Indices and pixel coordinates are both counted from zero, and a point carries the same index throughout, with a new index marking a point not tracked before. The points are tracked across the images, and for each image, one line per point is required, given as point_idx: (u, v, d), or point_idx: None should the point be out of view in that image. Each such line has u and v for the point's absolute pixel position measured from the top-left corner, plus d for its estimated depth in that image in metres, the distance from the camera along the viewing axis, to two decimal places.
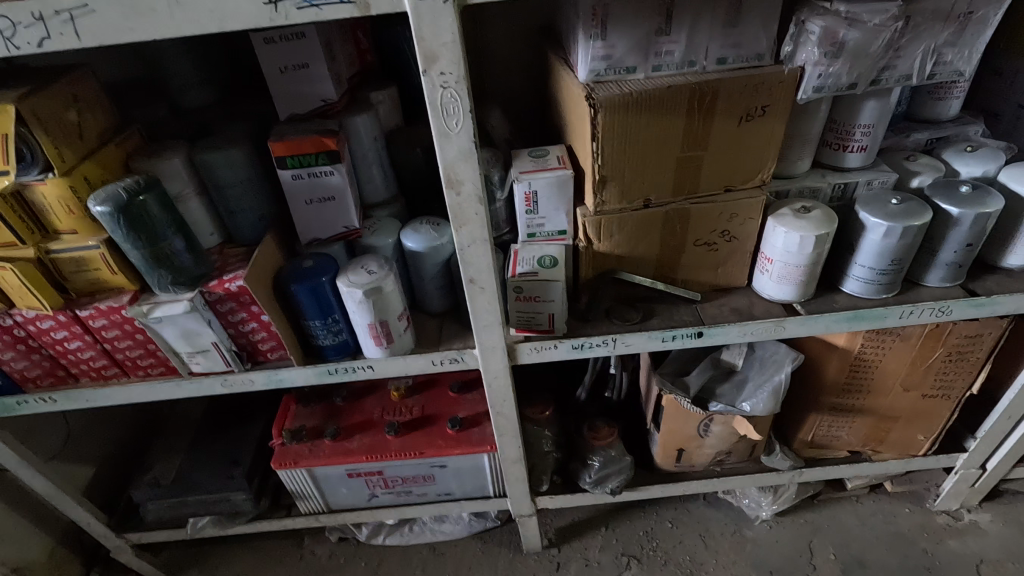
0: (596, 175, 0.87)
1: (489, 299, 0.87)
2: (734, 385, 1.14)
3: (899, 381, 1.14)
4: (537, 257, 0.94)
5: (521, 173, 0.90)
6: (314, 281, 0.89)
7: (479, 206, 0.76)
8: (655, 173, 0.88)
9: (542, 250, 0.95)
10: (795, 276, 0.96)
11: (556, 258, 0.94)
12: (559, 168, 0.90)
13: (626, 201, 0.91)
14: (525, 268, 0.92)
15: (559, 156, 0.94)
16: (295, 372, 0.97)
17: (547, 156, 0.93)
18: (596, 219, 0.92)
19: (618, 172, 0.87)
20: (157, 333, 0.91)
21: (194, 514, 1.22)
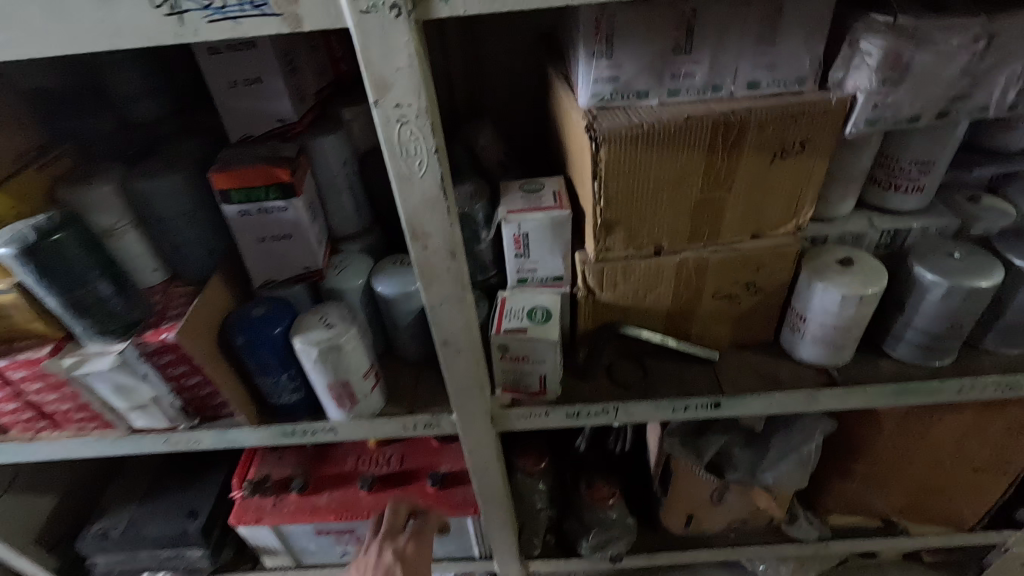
0: (597, 218, 0.73)
1: (468, 364, 0.73)
2: (755, 451, 0.99)
3: (947, 452, 0.99)
4: (527, 310, 0.80)
5: (508, 213, 0.76)
6: (264, 334, 0.77)
7: (451, 261, 0.63)
8: (668, 216, 0.74)
9: (533, 301, 0.81)
10: (832, 339, 0.81)
11: (550, 310, 0.80)
12: (554, 208, 0.76)
13: (633, 247, 0.77)
14: (514, 323, 0.78)
15: (554, 191, 0.79)
16: (246, 433, 0.84)
17: (542, 191, 0.79)
18: (597, 267, 0.78)
19: (624, 215, 0.73)
20: (88, 387, 0.79)
21: (147, 568, 1.10)
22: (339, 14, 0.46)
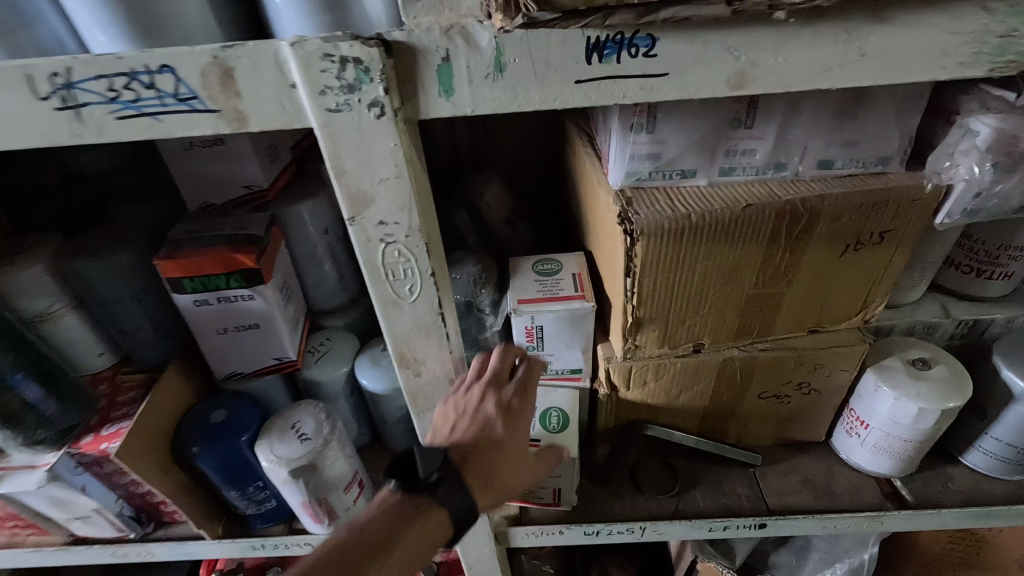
0: (626, 318, 0.60)
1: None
2: (793, 553, 0.88)
3: (1013, 559, 0.87)
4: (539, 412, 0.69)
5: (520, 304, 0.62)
6: (226, 445, 0.64)
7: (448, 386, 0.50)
8: (711, 313, 0.61)
9: (547, 400, 0.69)
10: (898, 451, 0.69)
11: (566, 414, 0.69)
12: (576, 299, 0.62)
13: (668, 346, 0.64)
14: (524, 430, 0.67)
15: (573, 276, 0.66)
16: (208, 547, 0.72)
17: (558, 276, 0.66)
18: (623, 367, 0.66)
19: (659, 313, 0.60)
20: (16, 499, 0.66)
21: None
22: (299, 111, 0.33)
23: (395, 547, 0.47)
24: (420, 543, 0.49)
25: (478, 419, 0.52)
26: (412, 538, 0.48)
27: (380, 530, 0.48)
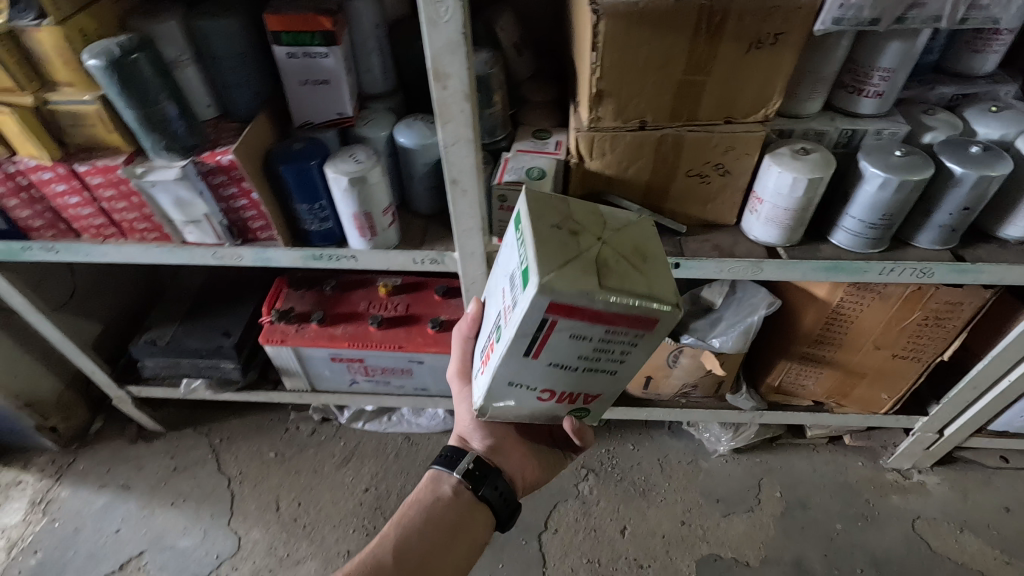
0: (642, 250, 0.60)
1: (608, 380, 0.68)
2: (708, 321, 1.15)
3: (873, 339, 1.15)
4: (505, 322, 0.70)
5: (620, 296, 0.55)
6: (302, 164, 0.91)
7: (533, 391, 0.70)
8: (595, 229, 0.60)
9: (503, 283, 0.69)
10: (781, 220, 0.95)
11: (528, 264, 0.56)
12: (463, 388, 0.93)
13: (595, 264, 0.57)
14: (491, 338, 0.70)
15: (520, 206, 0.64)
16: (282, 252, 1.01)
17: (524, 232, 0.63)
18: (620, 286, 0.56)
19: (562, 221, 0.60)
20: (152, 197, 0.95)
21: (187, 375, 1.31)
22: None
23: (430, 517, 0.84)
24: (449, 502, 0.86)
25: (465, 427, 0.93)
26: (438, 505, 0.86)
27: (419, 509, 0.85)
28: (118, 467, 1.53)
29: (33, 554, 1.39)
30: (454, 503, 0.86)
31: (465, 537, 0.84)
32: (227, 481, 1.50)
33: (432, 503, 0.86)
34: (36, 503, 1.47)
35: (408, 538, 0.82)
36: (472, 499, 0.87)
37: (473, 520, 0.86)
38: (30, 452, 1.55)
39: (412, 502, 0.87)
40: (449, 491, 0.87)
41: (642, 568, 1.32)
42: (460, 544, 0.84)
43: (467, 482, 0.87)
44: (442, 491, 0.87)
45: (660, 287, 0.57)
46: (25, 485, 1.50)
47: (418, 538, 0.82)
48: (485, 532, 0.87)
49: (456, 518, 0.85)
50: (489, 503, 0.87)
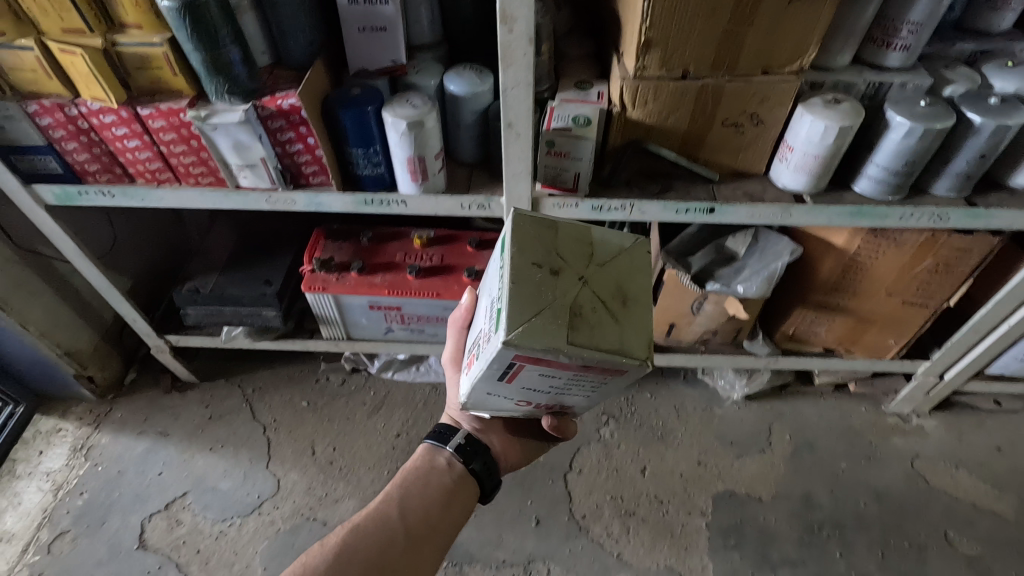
0: (622, 291, 0.64)
1: (584, 398, 0.74)
2: (733, 269, 1.22)
3: (885, 286, 1.23)
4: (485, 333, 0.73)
5: (587, 351, 0.59)
6: (360, 109, 0.95)
7: (510, 401, 0.75)
8: (576, 268, 0.63)
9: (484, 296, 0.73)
10: (810, 167, 1.00)
11: (503, 309, 0.60)
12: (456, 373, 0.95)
13: (567, 314, 0.60)
14: (471, 349, 0.73)
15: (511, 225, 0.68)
16: (334, 196, 1.05)
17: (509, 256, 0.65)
18: (588, 340, 0.60)
19: (547, 255, 0.64)
20: (211, 141, 0.97)
21: (228, 322, 1.37)
22: None
23: (424, 481, 0.89)
24: (440, 471, 0.91)
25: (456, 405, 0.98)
26: (430, 473, 0.91)
27: (412, 473, 0.90)
28: (155, 415, 1.59)
29: (79, 495, 1.44)
30: (449, 473, 0.91)
31: (458, 505, 0.89)
32: (263, 428, 1.56)
33: (425, 469, 0.91)
34: (78, 449, 1.52)
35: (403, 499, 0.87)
36: (464, 472, 0.92)
37: (462, 491, 0.91)
38: (68, 402, 1.60)
39: (408, 469, 0.91)
40: (444, 462, 0.92)
41: (662, 503, 1.41)
42: (449, 509, 0.88)
43: (460, 457, 0.92)
44: (438, 462, 0.92)
45: (631, 340, 0.61)
46: (65, 432, 1.55)
47: (412, 499, 0.87)
48: (474, 501, 0.92)
49: (451, 487, 0.90)
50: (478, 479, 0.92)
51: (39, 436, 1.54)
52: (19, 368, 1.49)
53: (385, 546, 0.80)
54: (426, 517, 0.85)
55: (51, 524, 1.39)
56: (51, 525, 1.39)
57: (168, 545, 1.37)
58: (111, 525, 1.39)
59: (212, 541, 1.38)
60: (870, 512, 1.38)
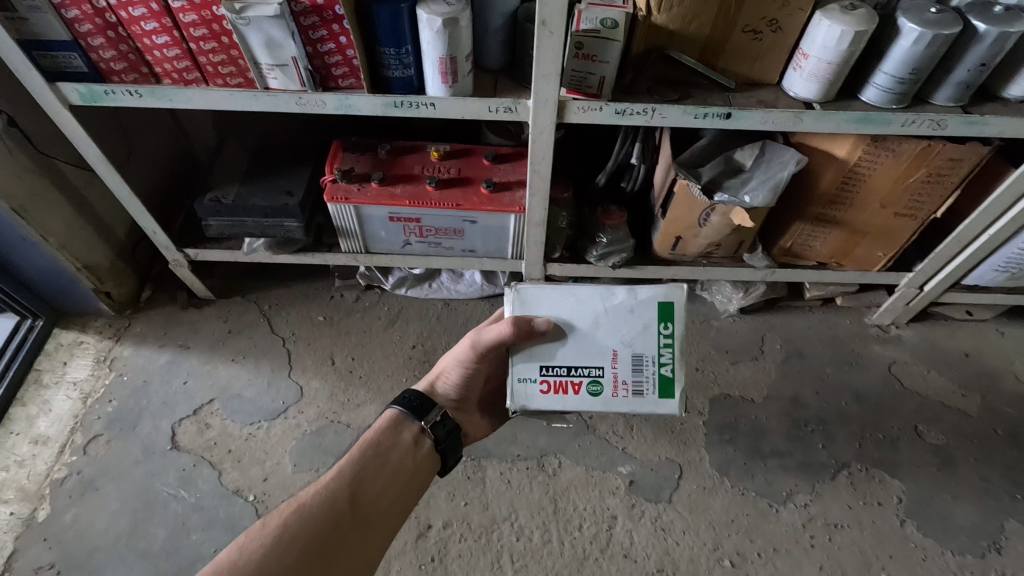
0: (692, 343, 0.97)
1: None
2: (740, 181, 1.29)
3: (879, 198, 1.31)
4: (606, 367, 0.94)
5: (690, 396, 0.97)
6: (395, 6, 0.97)
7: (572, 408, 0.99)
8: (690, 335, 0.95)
9: (617, 347, 0.94)
10: (823, 74, 1.05)
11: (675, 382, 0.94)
12: (461, 357, 1.02)
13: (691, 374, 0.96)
14: (582, 377, 0.94)
15: (674, 306, 0.94)
16: (364, 99, 1.07)
17: (665, 328, 0.94)
18: None
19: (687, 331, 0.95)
20: (244, 37, 0.98)
21: (250, 233, 1.40)
22: None
23: (384, 448, 0.91)
24: (401, 441, 0.94)
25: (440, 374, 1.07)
26: (390, 441, 0.93)
27: (372, 440, 0.92)
28: (175, 329, 1.63)
29: (108, 402, 1.50)
30: (411, 449, 0.94)
31: (416, 481, 0.91)
32: (282, 341, 1.61)
33: (387, 437, 0.93)
34: (102, 361, 1.56)
35: (362, 464, 0.88)
36: (429, 448, 0.96)
37: (421, 462, 0.94)
38: (87, 317, 1.63)
39: (368, 442, 0.92)
40: (409, 437, 0.95)
41: None
42: (406, 478, 0.90)
43: (431, 431, 0.97)
44: (401, 437, 0.94)
45: None
46: (87, 346, 1.58)
47: (370, 466, 0.88)
48: (431, 475, 0.95)
49: (411, 463, 0.92)
50: (443, 459, 0.98)
51: (61, 349, 1.58)
52: (38, 281, 1.51)
53: (340, 518, 0.80)
54: (380, 487, 0.86)
55: (84, 427, 1.45)
56: (84, 429, 1.45)
57: (200, 445, 1.44)
58: (144, 428, 1.46)
59: (241, 442, 1.45)
60: (850, 409, 1.52)
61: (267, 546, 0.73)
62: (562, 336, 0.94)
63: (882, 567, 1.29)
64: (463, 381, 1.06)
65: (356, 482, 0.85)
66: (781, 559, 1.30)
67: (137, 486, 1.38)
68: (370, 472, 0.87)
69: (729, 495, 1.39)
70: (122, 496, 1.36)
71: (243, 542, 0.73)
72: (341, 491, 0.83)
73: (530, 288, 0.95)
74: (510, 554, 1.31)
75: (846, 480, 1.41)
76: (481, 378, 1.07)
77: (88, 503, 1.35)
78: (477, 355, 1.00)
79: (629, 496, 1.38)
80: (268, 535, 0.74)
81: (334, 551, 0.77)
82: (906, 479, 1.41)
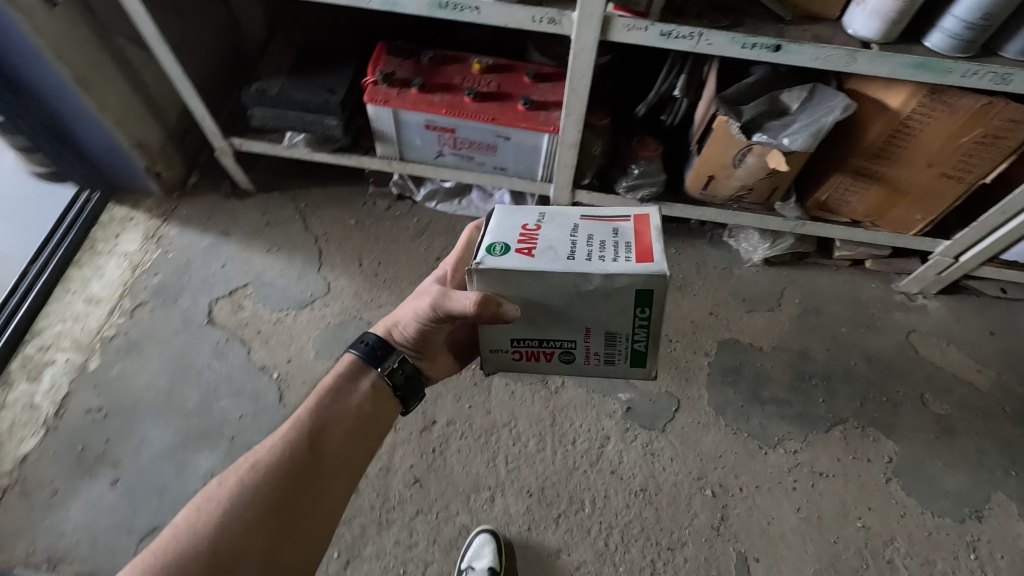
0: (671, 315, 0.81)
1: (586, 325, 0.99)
2: (782, 123, 1.26)
3: (927, 156, 1.26)
4: (577, 342, 0.84)
5: None
6: None
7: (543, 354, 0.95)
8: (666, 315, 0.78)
9: (590, 325, 0.81)
10: (885, 12, 1.00)
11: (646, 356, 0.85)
12: (421, 314, 0.90)
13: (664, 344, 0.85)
14: (548, 349, 0.86)
15: (656, 294, 0.75)
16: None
17: (642, 309, 0.77)
18: None
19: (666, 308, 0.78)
20: None
21: (291, 128, 1.45)
22: None
23: (340, 395, 0.88)
24: (358, 386, 0.91)
25: (398, 323, 0.96)
26: (347, 388, 0.90)
27: (326, 387, 0.89)
28: (217, 216, 1.72)
29: (154, 275, 1.62)
30: (370, 396, 0.90)
31: (376, 426, 0.89)
32: (314, 239, 1.69)
33: (343, 384, 0.90)
34: (150, 236, 1.67)
35: (317, 413, 0.85)
36: (388, 394, 0.93)
37: (381, 406, 0.91)
38: (138, 195, 1.74)
39: (324, 393, 0.88)
40: (367, 385, 0.91)
41: (672, 342, 1.56)
42: (366, 423, 0.88)
43: (388, 378, 0.92)
44: (359, 386, 0.91)
45: None
46: (137, 221, 1.69)
47: (326, 414, 0.86)
48: (393, 416, 0.93)
49: (370, 409, 0.89)
50: (404, 401, 0.94)
51: (114, 221, 1.69)
52: (96, 155, 1.60)
53: (298, 474, 0.79)
54: (338, 433, 0.85)
55: (132, 294, 1.58)
56: (132, 295, 1.58)
57: (233, 324, 1.55)
58: (184, 301, 1.58)
59: (270, 326, 1.55)
60: (859, 370, 1.52)
61: (222, 509, 0.73)
62: (525, 309, 0.79)
63: (858, 516, 1.34)
64: (421, 336, 0.95)
65: (311, 432, 0.83)
66: (761, 496, 1.36)
67: (176, 352, 1.51)
68: (324, 421, 0.85)
69: (722, 433, 1.44)
70: (162, 358, 1.50)
71: (199, 505, 0.74)
72: (294, 444, 0.81)
73: (491, 271, 0.74)
74: (505, 456, 1.40)
75: (840, 435, 1.44)
76: (442, 333, 0.95)
77: (132, 360, 1.49)
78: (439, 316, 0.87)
79: (624, 421, 1.45)
80: (224, 495, 0.75)
81: (292, 504, 0.77)
82: (900, 442, 1.43)
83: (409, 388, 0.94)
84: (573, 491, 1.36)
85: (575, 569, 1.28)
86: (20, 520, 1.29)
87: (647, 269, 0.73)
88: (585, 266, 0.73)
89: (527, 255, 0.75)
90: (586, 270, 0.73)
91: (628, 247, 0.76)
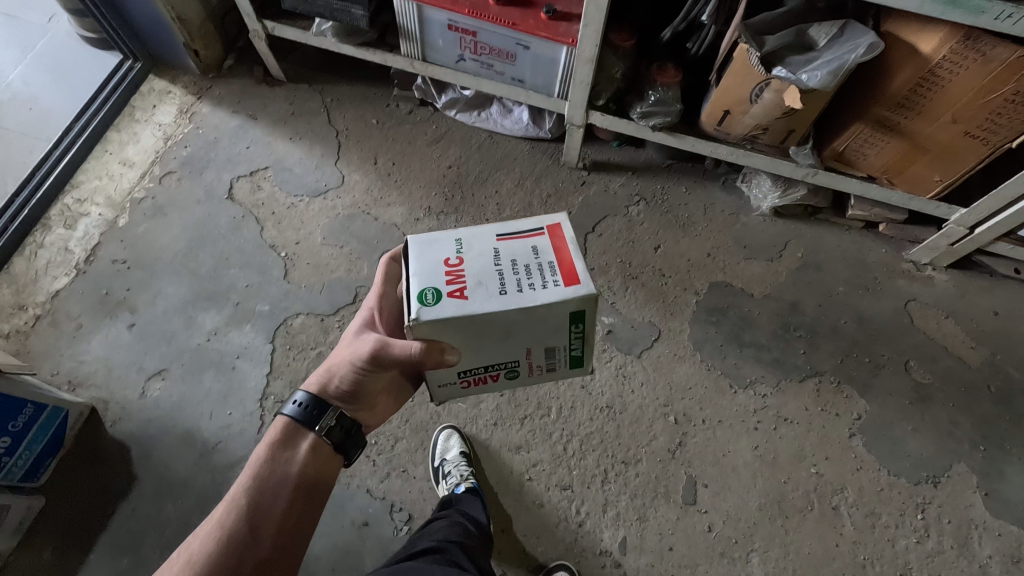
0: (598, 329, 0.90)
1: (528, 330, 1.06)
2: (805, 59, 1.22)
3: (952, 111, 1.21)
4: (520, 360, 0.92)
5: None
6: None
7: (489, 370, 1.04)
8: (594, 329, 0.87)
9: (529, 347, 0.88)
10: None
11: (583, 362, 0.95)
12: (365, 363, 0.85)
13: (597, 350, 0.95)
14: (493, 372, 0.95)
15: (587, 311, 0.82)
16: None
17: (573, 323, 0.85)
18: None
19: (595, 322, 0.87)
20: None
21: (320, 16, 1.49)
22: None
23: (275, 464, 0.79)
24: (295, 452, 0.81)
25: (331, 374, 0.88)
26: (284, 456, 0.80)
27: (260, 460, 0.79)
28: (247, 100, 1.79)
29: (183, 148, 1.71)
30: (311, 459, 0.81)
31: (321, 491, 0.80)
32: (336, 133, 1.75)
33: (278, 450, 0.80)
34: (184, 112, 1.76)
35: (252, 492, 0.75)
36: (330, 452, 0.83)
37: (323, 466, 0.82)
38: (177, 72, 1.82)
39: (257, 468, 0.78)
40: (305, 448, 0.82)
41: (664, 277, 1.58)
42: (309, 491, 0.79)
43: (328, 437, 0.83)
44: (297, 450, 0.81)
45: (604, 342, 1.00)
46: (174, 96, 1.78)
47: (262, 490, 0.76)
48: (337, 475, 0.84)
49: (312, 473, 0.80)
50: (346, 455, 0.85)
51: (153, 93, 1.79)
52: (140, 24, 1.68)
53: (240, 564, 0.69)
54: (279, 510, 0.75)
55: (162, 162, 1.69)
56: (162, 164, 1.69)
57: (251, 202, 1.65)
58: (208, 176, 1.67)
59: (284, 209, 1.64)
60: (847, 328, 1.52)
61: None
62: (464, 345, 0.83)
63: (813, 463, 1.38)
64: (359, 385, 0.87)
65: (246, 514, 0.73)
66: (721, 430, 1.41)
67: (196, 220, 1.61)
68: (260, 498, 0.75)
69: (696, 366, 1.47)
70: (183, 224, 1.61)
71: None
72: (232, 532, 0.71)
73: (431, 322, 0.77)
74: None
75: (813, 387, 1.45)
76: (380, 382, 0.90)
77: (156, 222, 1.61)
78: (387, 364, 0.84)
79: (602, 342, 1.50)
80: None
81: None
82: (872, 402, 1.44)
83: (351, 444, 0.86)
84: (542, 398, 1.43)
85: (531, 466, 1.37)
86: (48, 344, 1.45)
87: (576, 291, 0.79)
88: (520, 298, 0.78)
89: (461, 298, 0.78)
90: (520, 303, 0.78)
91: (554, 268, 0.82)
